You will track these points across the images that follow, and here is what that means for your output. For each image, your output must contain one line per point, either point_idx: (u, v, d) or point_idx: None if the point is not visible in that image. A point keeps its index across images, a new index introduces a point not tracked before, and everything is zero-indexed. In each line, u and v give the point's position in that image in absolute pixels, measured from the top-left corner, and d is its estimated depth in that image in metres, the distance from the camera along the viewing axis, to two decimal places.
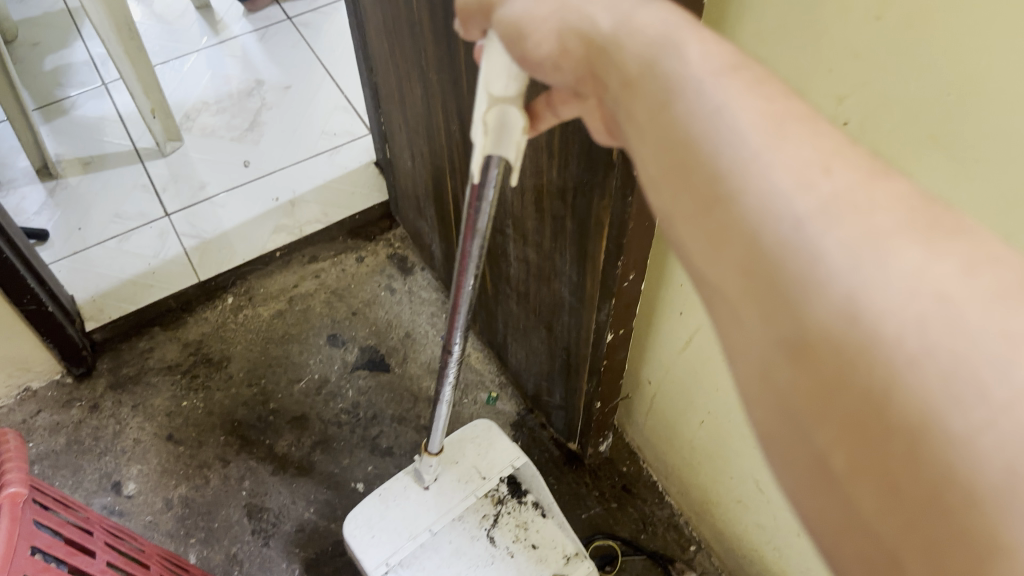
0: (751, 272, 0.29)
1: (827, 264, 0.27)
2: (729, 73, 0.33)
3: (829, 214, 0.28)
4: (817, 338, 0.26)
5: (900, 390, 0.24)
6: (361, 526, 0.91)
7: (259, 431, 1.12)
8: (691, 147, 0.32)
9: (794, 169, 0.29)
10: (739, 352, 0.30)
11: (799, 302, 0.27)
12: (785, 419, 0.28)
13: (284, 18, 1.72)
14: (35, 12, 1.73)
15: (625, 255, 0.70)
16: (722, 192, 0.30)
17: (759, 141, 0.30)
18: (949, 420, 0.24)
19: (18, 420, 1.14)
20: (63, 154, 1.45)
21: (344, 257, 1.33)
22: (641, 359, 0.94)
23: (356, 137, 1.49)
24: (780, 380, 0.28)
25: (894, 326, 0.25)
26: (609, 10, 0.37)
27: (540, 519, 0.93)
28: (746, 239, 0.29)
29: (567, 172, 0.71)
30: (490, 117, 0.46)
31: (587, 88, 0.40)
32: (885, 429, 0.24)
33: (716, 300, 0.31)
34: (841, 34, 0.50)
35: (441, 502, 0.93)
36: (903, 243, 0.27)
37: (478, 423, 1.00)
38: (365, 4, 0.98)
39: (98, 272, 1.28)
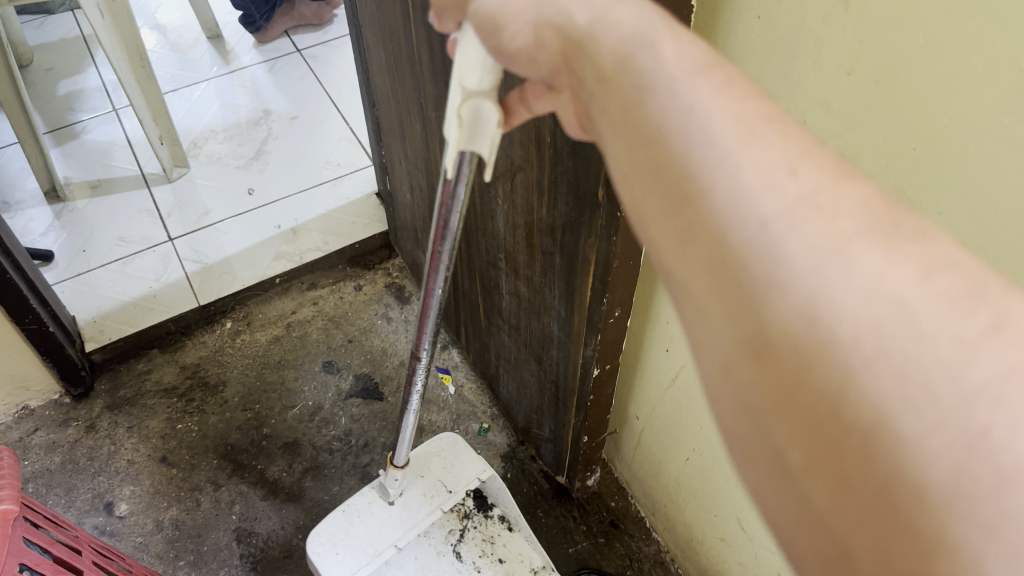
0: (717, 271, 0.29)
1: (788, 266, 0.27)
2: (702, 71, 0.32)
3: (793, 217, 0.28)
4: (778, 337, 0.26)
5: (854, 392, 0.25)
6: (325, 543, 0.90)
7: (252, 455, 1.14)
8: (660, 144, 0.32)
9: (761, 169, 0.29)
10: (704, 348, 0.29)
11: (761, 303, 0.27)
12: (744, 415, 0.28)
13: (294, 50, 1.76)
14: (51, 38, 1.78)
15: (610, 292, 0.72)
16: (692, 190, 0.30)
17: (730, 141, 0.30)
18: (901, 420, 0.24)
19: (15, 438, 1.16)
20: (72, 177, 1.48)
21: (343, 285, 1.35)
22: (629, 396, 0.95)
23: (359, 168, 1.52)
24: (740, 378, 0.28)
25: (852, 327, 0.25)
26: (586, 4, 0.36)
27: (506, 533, 0.98)
28: (713, 238, 0.29)
29: (557, 212, 0.73)
30: (464, 110, 0.47)
31: (562, 82, 0.39)
32: (839, 428, 0.25)
33: (682, 297, 0.30)
34: (813, 86, 0.52)
35: (406, 517, 0.93)
36: (862, 247, 0.26)
37: (445, 436, 0.99)
38: (369, 41, 1.01)
39: (100, 293, 1.31)
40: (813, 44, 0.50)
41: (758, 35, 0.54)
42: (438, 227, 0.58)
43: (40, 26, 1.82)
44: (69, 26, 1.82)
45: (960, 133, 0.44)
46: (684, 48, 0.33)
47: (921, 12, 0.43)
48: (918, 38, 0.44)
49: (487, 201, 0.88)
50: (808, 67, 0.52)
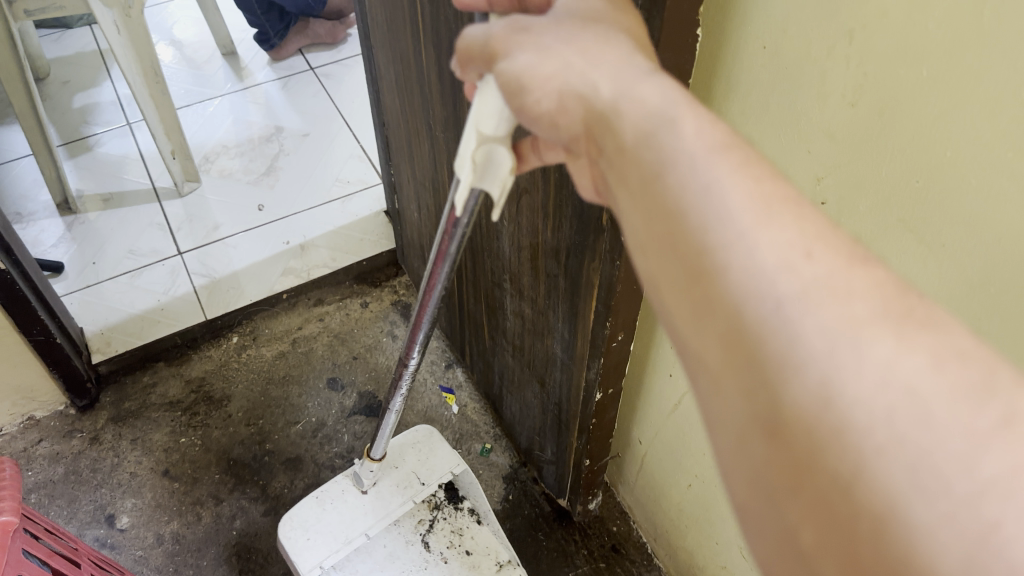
0: (730, 346, 0.29)
1: (803, 348, 0.27)
2: (721, 150, 0.32)
3: (808, 299, 0.28)
4: (792, 418, 0.27)
5: (866, 479, 0.25)
6: (296, 528, 0.92)
7: (254, 471, 1.13)
8: (677, 218, 0.31)
9: (778, 249, 0.29)
10: (718, 422, 0.30)
11: (776, 384, 0.27)
12: (758, 492, 0.28)
13: (307, 68, 1.78)
14: (68, 52, 1.80)
15: (613, 316, 0.72)
16: (708, 265, 0.30)
17: (747, 221, 0.30)
18: (912, 510, 0.24)
19: (19, 448, 1.16)
20: (84, 190, 1.50)
21: (349, 301, 1.36)
22: (631, 420, 0.95)
23: (369, 186, 1.52)
24: (754, 455, 0.28)
25: (866, 414, 0.26)
26: (611, 78, 0.36)
27: (475, 526, 1.00)
28: (729, 315, 0.29)
29: (561, 234, 0.73)
30: (479, 154, 0.48)
31: (580, 148, 0.39)
32: (850, 513, 0.25)
33: (696, 369, 0.31)
34: (817, 117, 0.52)
35: (377, 507, 0.95)
36: (876, 334, 0.27)
37: (421, 429, 1.01)
38: (379, 61, 1.02)
39: (108, 306, 1.31)
40: (816, 76, 0.51)
41: (762, 65, 0.54)
42: (435, 253, 0.60)
43: (58, 40, 1.84)
44: (86, 41, 1.85)
45: (962, 166, 0.44)
46: (704, 127, 0.33)
47: (926, 50, 0.43)
48: (922, 69, 0.44)
49: (493, 224, 0.89)
50: (812, 96, 0.52)
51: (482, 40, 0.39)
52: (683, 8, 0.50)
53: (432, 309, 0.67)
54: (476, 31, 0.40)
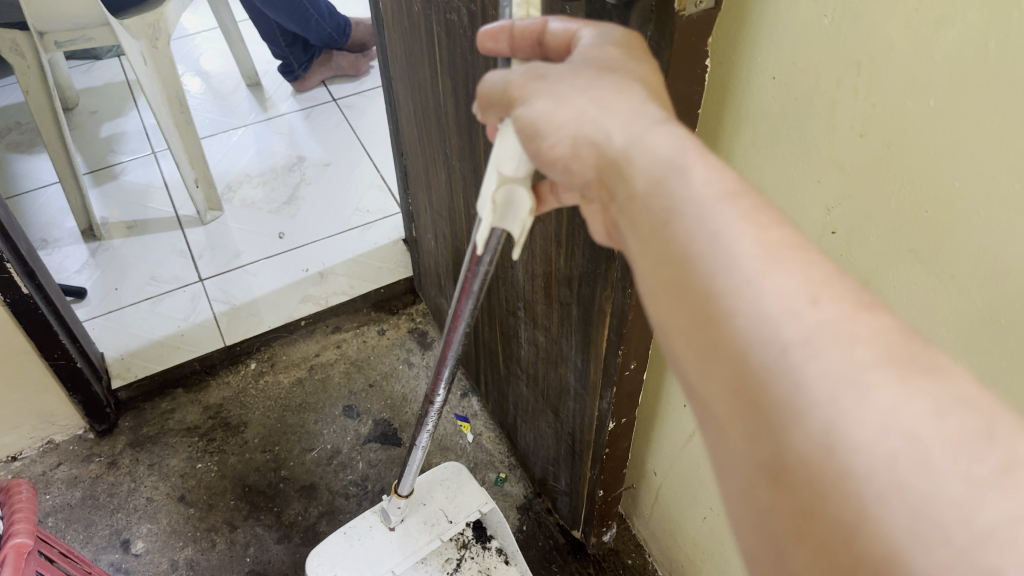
0: (737, 392, 0.29)
1: (807, 394, 0.27)
2: (729, 198, 0.32)
3: (814, 345, 0.28)
4: (795, 464, 0.27)
5: (867, 525, 0.25)
6: (324, 562, 0.93)
7: (270, 498, 1.14)
8: (685, 265, 0.32)
9: (782, 295, 0.29)
10: (726, 470, 0.30)
11: (780, 429, 0.28)
12: (764, 538, 0.29)
13: (330, 99, 1.80)
14: (97, 82, 1.85)
15: (625, 345, 0.72)
16: (715, 310, 0.30)
17: (752, 267, 0.30)
18: (913, 559, 0.24)
19: (38, 471, 1.17)
20: (109, 217, 1.52)
21: (366, 328, 1.36)
22: (647, 451, 0.94)
23: (388, 215, 1.54)
24: (760, 501, 0.28)
25: (869, 461, 0.26)
26: (625, 126, 0.36)
27: (502, 566, 1.00)
28: (734, 362, 0.29)
29: (573, 263, 0.73)
30: (498, 195, 0.48)
31: (592, 195, 0.39)
32: (852, 561, 0.25)
33: (705, 413, 0.31)
34: (828, 149, 0.52)
35: (405, 543, 0.95)
36: (879, 380, 0.27)
37: (449, 466, 1.02)
38: (398, 92, 1.03)
39: (129, 332, 1.33)
40: (826, 108, 0.51)
41: (772, 96, 0.54)
42: (460, 290, 0.61)
43: (87, 71, 1.89)
44: (114, 71, 1.89)
45: (965, 200, 0.44)
46: (713, 176, 0.33)
47: (931, 82, 0.43)
48: (929, 100, 0.43)
49: (507, 252, 0.89)
50: (822, 129, 0.52)
51: (502, 86, 0.40)
52: (694, 41, 0.51)
53: (455, 346, 0.67)
54: (496, 77, 0.41)
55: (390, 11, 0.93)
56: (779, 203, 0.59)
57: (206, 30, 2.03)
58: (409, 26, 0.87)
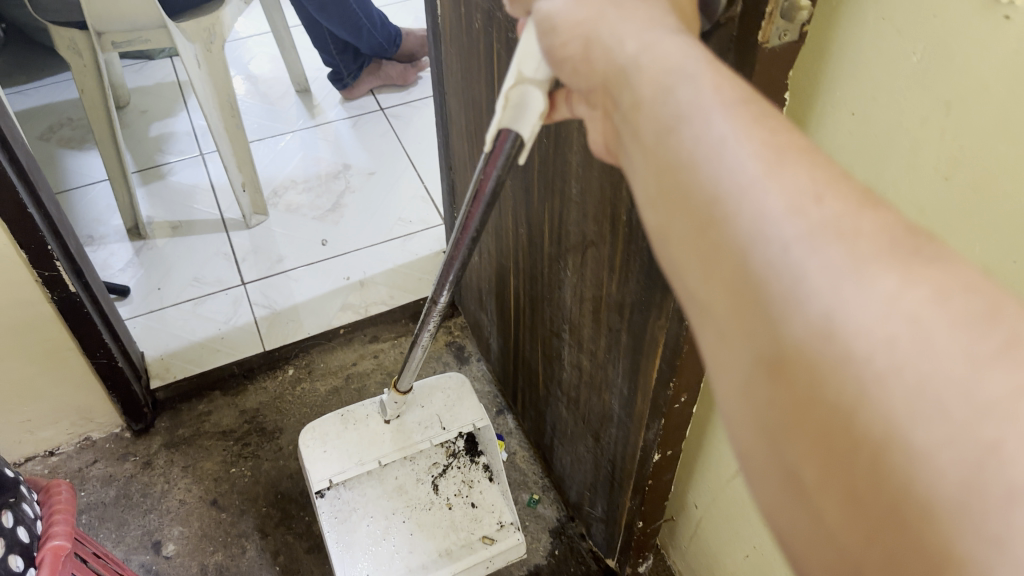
0: (736, 290, 0.29)
1: (808, 285, 0.27)
2: (738, 105, 0.31)
3: (814, 240, 0.27)
4: (793, 355, 0.27)
5: (867, 407, 0.25)
6: (315, 438, 0.99)
7: (302, 507, 1.13)
8: (686, 172, 0.31)
9: (786, 193, 0.28)
10: (723, 369, 0.30)
11: (777, 321, 0.27)
12: (760, 432, 0.29)
13: (377, 108, 1.81)
14: (149, 81, 1.88)
15: (677, 376, 0.69)
16: (716, 214, 0.30)
17: (756, 169, 0.29)
18: (912, 436, 0.24)
19: (74, 467, 1.18)
20: (154, 217, 1.54)
21: (404, 339, 1.35)
22: (688, 483, 0.92)
23: (430, 226, 1.53)
24: (759, 395, 0.28)
25: (868, 344, 0.25)
26: (636, 35, 0.35)
27: (485, 482, 1.03)
28: (735, 262, 0.29)
29: (626, 288, 0.72)
30: (513, 92, 0.49)
31: (596, 99, 0.40)
32: (851, 443, 0.25)
33: (702, 316, 0.31)
34: (907, 190, 0.51)
35: (398, 437, 1.00)
36: (879, 269, 0.26)
37: (454, 377, 1.05)
38: (451, 105, 1.03)
39: (171, 332, 1.34)
40: (907, 147, 0.49)
41: (849, 132, 0.53)
42: (476, 187, 0.61)
43: (139, 71, 1.92)
44: (165, 72, 1.91)
45: None
46: (721, 83, 0.32)
47: None
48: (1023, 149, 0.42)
49: (555, 273, 0.88)
50: (902, 169, 0.50)
51: None
52: (772, 73, 0.49)
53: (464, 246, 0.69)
54: None
55: (449, 25, 0.92)
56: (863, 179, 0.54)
57: (258, 35, 2.05)
58: (467, 41, 0.87)
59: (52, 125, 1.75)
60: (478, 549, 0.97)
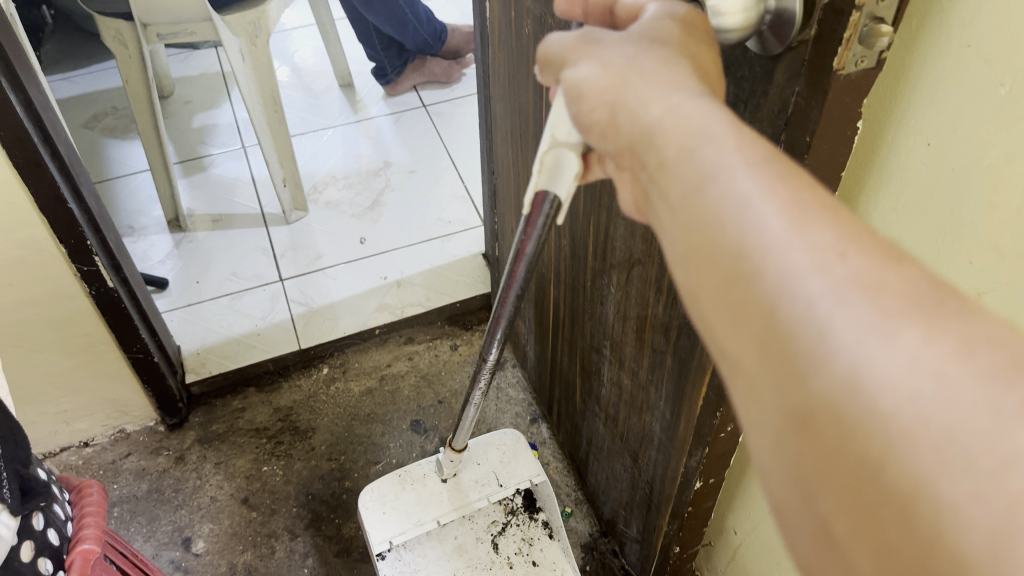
0: (762, 344, 0.26)
1: (834, 339, 0.24)
2: (762, 162, 0.28)
3: (839, 295, 0.25)
4: (819, 407, 0.24)
5: (894, 462, 0.23)
6: (375, 500, 0.97)
7: (332, 509, 1.12)
8: (712, 230, 0.28)
9: (808, 247, 0.26)
10: (754, 428, 0.28)
11: (803, 374, 0.25)
12: (790, 486, 0.26)
13: (419, 105, 1.79)
14: (194, 71, 1.89)
15: (724, 406, 0.66)
16: (743, 268, 0.27)
17: (782, 224, 0.27)
18: (939, 488, 0.22)
19: (108, 459, 1.19)
20: (195, 209, 1.54)
21: (439, 342, 1.34)
22: (728, 507, 0.89)
23: (470, 227, 1.50)
24: (787, 452, 0.26)
25: (895, 399, 0.23)
26: (661, 97, 0.32)
27: (545, 538, 0.99)
28: (760, 315, 0.26)
29: (674, 312, 0.69)
30: (548, 156, 0.46)
31: (623, 163, 0.35)
32: (878, 501, 0.23)
33: (731, 373, 0.28)
34: (984, 229, 0.47)
35: (455, 496, 0.98)
36: (901, 323, 0.24)
37: (507, 433, 1.05)
38: (496, 108, 1.00)
39: (207, 326, 1.33)
40: (987, 184, 0.46)
41: (923, 164, 0.49)
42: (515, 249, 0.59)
43: (184, 60, 1.93)
44: (210, 62, 1.92)
45: None
46: (743, 142, 0.29)
47: None
48: None
49: (597, 288, 0.86)
50: (978, 204, 0.47)
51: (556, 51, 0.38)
52: (846, 101, 0.45)
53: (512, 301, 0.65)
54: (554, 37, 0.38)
55: (498, 28, 0.90)
56: (936, 207, 0.50)
57: (303, 26, 2.05)
58: (517, 46, 0.84)
59: (97, 114, 1.76)
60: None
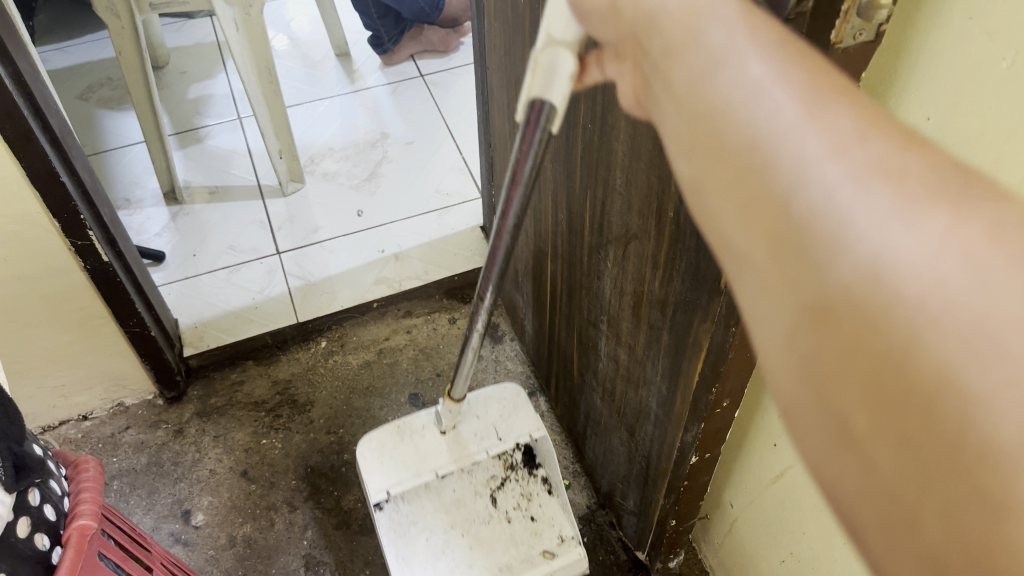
0: (777, 234, 0.27)
1: (855, 229, 0.25)
2: (777, 51, 0.30)
3: (861, 181, 0.26)
4: (838, 296, 0.25)
5: (922, 349, 0.23)
6: (373, 450, 0.97)
7: (331, 481, 1.13)
8: (722, 120, 0.30)
9: (828, 134, 0.27)
10: (763, 324, 0.28)
11: (823, 264, 0.26)
12: (805, 383, 0.26)
13: (417, 75, 1.77)
14: (188, 41, 1.87)
15: (721, 382, 0.65)
16: (756, 159, 0.28)
17: (797, 111, 0.28)
18: (968, 375, 0.22)
19: (107, 433, 1.19)
20: (192, 181, 1.53)
21: (437, 316, 1.33)
22: (725, 481, 0.89)
23: (467, 200, 1.49)
24: (803, 346, 0.26)
25: (921, 283, 0.24)
26: None
27: (544, 494, 1.00)
28: (775, 206, 0.27)
29: (670, 288, 0.68)
30: (542, 56, 0.45)
31: (626, 51, 0.37)
32: (902, 388, 0.23)
33: (743, 270, 0.29)
34: None
35: (453, 448, 0.98)
36: (927, 208, 0.25)
37: (508, 387, 1.04)
38: (492, 79, 0.99)
39: (205, 300, 1.33)
40: (990, 159, 0.44)
41: None
42: (512, 169, 0.56)
43: (179, 30, 1.91)
44: (205, 32, 1.90)
45: None
46: (755, 30, 0.31)
47: None
48: None
49: (594, 263, 0.85)
50: None
51: None
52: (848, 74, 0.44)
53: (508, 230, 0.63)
54: None
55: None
56: None
57: None
58: (512, 15, 0.82)
59: (91, 85, 1.74)
60: (539, 565, 0.95)
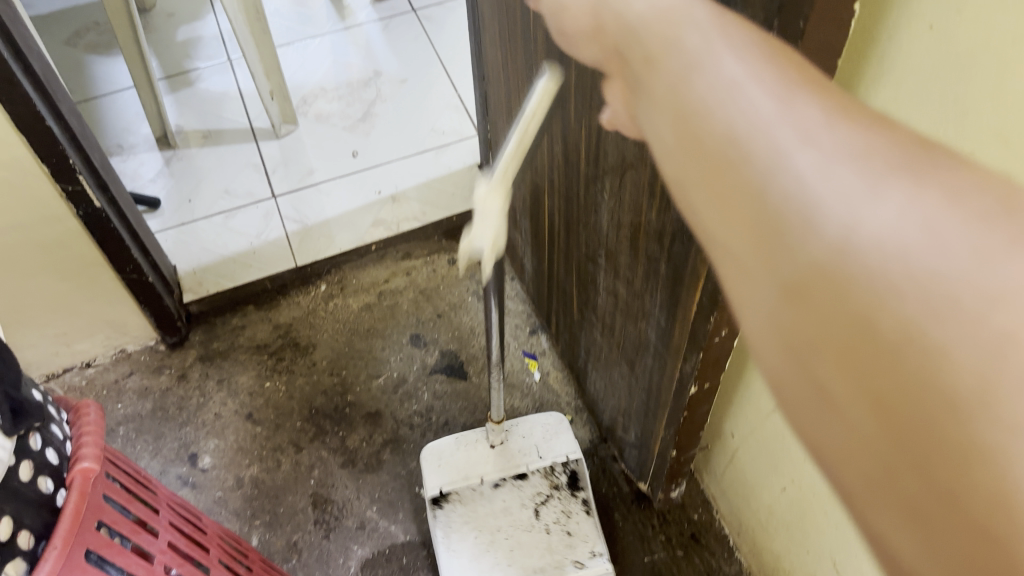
0: (716, 163, 0.30)
1: (780, 145, 0.28)
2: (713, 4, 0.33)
3: (785, 99, 0.29)
4: (771, 211, 0.27)
5: (842, 244, 0.25)
6: (432, 456, 0.98)
7: (336, 422, 1.13)
8: (664, 62, 0.33)
9: (756, 67, 0.30)
10: (713, 249, 0.30)
11: (755, 181, 0.28)
12: (750, 300, 0.28)
13: (409, 9, 1.73)
14: None
15: (718, 312, 0.65)
16: (693, 95, 0.31)
17: (731, 43, 0.31)
18: (884, 262, 0.24)
19: (111, 380, 1.19)
20: (184, 125, 1.51)
21: (436, 257, 1.32)
22: (725, 412, 0.89)
23: (464, 137, 1.47)
24: (744, 259, 0.28)
25: (841, 184, 0.26)
26: None
27: (582, 514, 0.97)
28: (711, 135, 0.30)
29: (666, 217, 0.67)
30: None
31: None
32: (826, 283, 0.25)
33: (691, 204, 0.31)
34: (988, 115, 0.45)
35: (500, 460, 0.97)
36: (845, 124, 0.27)
37: (554, 413, 1.02)
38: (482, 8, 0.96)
39: (202, 247, 1.32)
40: (994, 66, 0.43)
41: (926, 50, 0.46)
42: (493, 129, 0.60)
43: None
44: None
45: None
46: None
47: None
48: None
49: (591, 195, 0.83)
50: (986, 89, 0.44)
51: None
52: None
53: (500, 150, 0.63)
54: None
55: None
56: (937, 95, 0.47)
57: None
58: None
59: (78, 30, 1.71)
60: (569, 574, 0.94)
